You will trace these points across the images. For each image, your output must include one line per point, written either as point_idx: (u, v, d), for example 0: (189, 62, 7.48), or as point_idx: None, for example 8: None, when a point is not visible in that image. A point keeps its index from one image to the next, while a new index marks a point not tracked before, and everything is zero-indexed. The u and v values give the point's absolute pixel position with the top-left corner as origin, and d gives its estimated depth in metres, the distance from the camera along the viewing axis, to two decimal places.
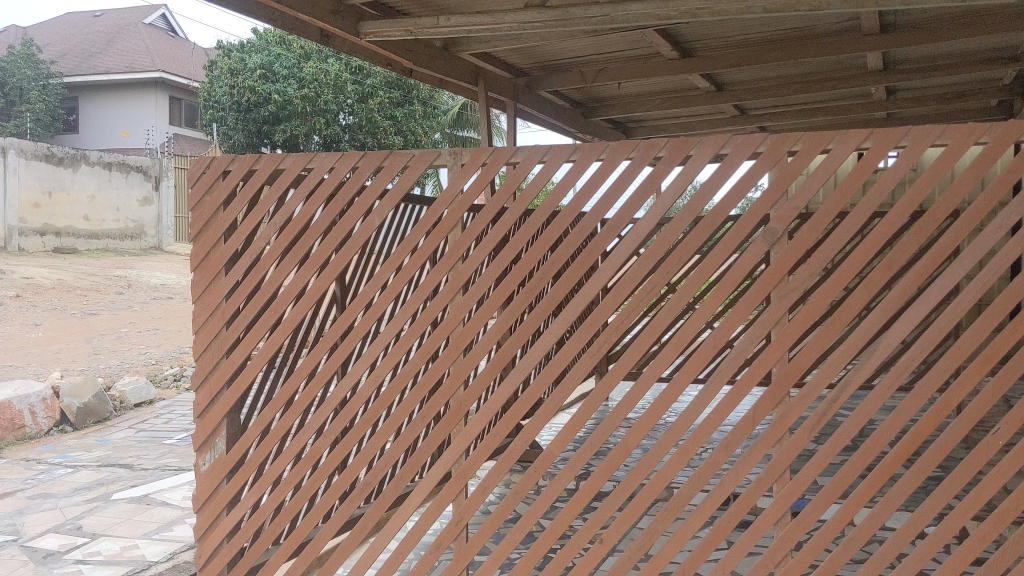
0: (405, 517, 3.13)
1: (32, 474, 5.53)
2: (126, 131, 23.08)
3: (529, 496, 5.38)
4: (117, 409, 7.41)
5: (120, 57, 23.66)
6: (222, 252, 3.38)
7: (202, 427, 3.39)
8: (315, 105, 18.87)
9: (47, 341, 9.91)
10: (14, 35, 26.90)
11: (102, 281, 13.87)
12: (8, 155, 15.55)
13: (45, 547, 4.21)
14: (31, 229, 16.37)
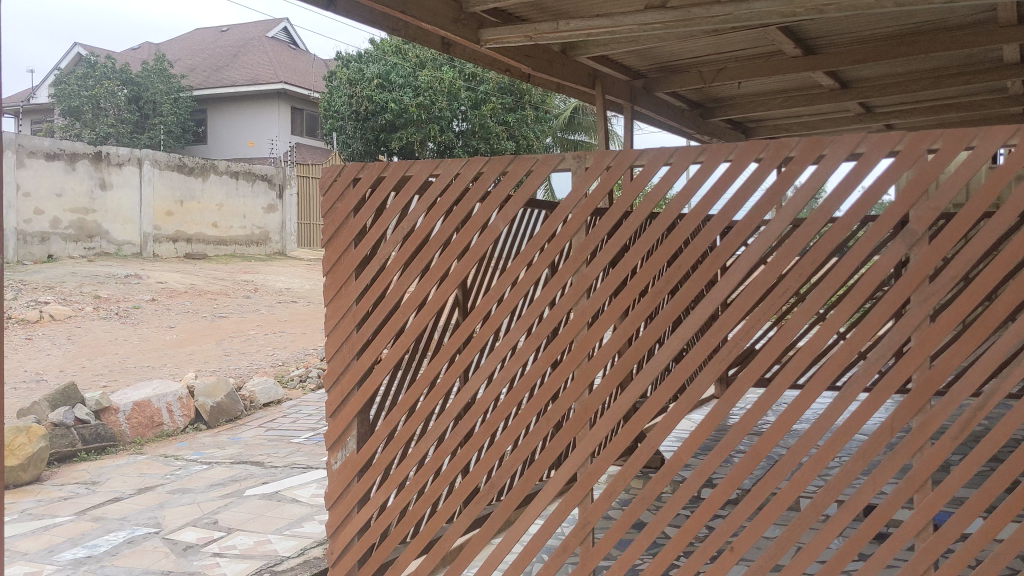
0: (532, 519, 3.11)
1: (172, 470, 5.79)
2: (251, 141, 24.01)
3: (654, 504, 5.36)
4: (247, 409, 7.67)
5: (245, 70, 24.59)
6: (353, 257, 3.46)
7: (334, 426, 3.48)
8: (430, 112, 19.27)
9: (181, 343, 10.38)
10: (148, 51, 28.33)
11: (231, 285, 14.50)
12: (143, 166, 16.42)
13: (184, 539, 4.41)
14: (164, 236, 17.23)
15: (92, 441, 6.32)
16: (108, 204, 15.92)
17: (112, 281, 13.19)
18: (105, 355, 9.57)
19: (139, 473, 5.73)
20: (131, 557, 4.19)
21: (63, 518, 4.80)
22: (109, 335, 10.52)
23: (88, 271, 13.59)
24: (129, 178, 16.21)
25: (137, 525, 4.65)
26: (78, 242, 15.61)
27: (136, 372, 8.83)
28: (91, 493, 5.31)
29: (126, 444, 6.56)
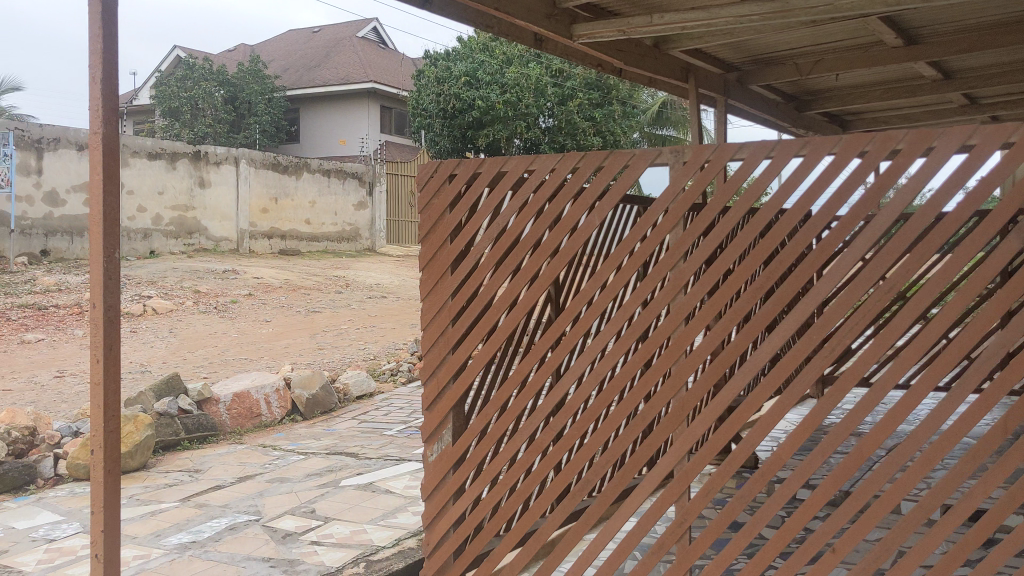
0: (627, 516, 3.10)
1: (270, 459, 5.96)
2: (342, 139, 24.46)
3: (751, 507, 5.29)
4: (341, 401, 7.84)
5: (336, 70, 25.06)
6: (448, 252, 3.51)
7: (430, 419, 3.54)
8: (516, 109, 19.42)
9: (276, 337, 10.66)
10: (243, 52, 29.10)
11: (324, 280, 14.84)
12: (239, 164, 16.95)
13: (283, 527, 4.53)
14: (260, 233, 17.71)
15: (195, 430, 6.55)
16: (206, 201, 16.48)
17: (211, 276, 13.63)
18: (205, 348, 9.90)
19: (240, 462, 5.92)
20: (233, 543, 4.33)
21: (169, 504, 4.98)
22: (208, 328, 10.88)
23: (188, 266, 14.08)
24: (226, 176, 16.76)
25: (239, 512, 4.80)
26: (178, 238, 16.15)
27: (234, 364, 9.11)
28: (195, 480, 5.50)
29: (227, 433, 6.77)
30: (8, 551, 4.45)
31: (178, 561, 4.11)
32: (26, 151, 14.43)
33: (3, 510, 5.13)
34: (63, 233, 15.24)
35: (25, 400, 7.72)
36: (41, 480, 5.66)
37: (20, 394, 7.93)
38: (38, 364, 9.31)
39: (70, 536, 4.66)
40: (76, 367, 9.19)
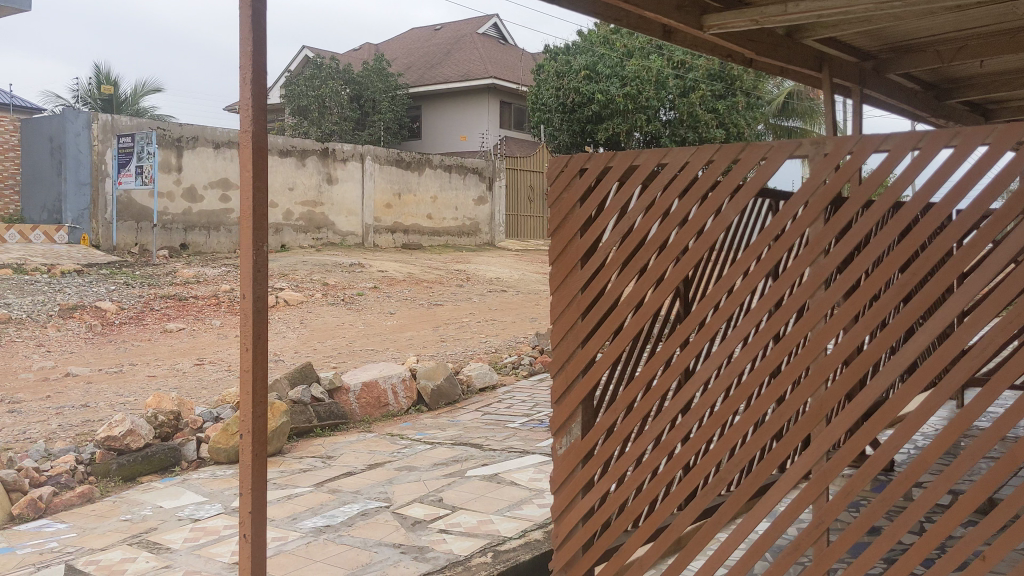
0: (761, 516, 3.04)
1: (398, 448, 6.10)
2: (464, 135, 24.81)
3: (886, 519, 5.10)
4: (465, 393, 7.96)
5: (458, 66, 25.38)
6: (578, 247, 3.50)
7: (559, 413, 3.56)
8: (637, 102, 19.34)
9: (401, 329, 10.90)
10: (368, 51, 29.84)
11: (445, 274, 15.10)
12: (364, 161, 17.48)
13: (413, 515, 4.64)
14: (384, 227, 18.16)
15: (326, 418, 6.79)
16: (334, 197, 17.03)
17: (339, 269, 14.07)
18: (334, 339, 10.21)
19: (369, 450, 6.09)
20: (366, 529, 4.46)
21: (303, 488, 5.17)
22: (337, 320, 11.22)
23: (317, 260, 14.56)
24: (353, 172, 17.30)
25: (370, 499, 4.95)
26: (307, 232, 16.70)
27: (362, 355, 9.36)
28: (327, 466, 5.70)
29: (356, 422, 6.98)
30: (157, 529, 4.70)
31: (313, 544, 4.26)
32: (168, 150, 15.24)
33: (151, 490, 5.44)
34: (202, 228, 15.98)
35: (169, 386, 8.15)
36: (185, 463, 5.97)
37: (164, 381, 8.38)
38: (180, 352, 9.81)
39: (213, 516, 4.90)
40: (214, 356, 9.63)
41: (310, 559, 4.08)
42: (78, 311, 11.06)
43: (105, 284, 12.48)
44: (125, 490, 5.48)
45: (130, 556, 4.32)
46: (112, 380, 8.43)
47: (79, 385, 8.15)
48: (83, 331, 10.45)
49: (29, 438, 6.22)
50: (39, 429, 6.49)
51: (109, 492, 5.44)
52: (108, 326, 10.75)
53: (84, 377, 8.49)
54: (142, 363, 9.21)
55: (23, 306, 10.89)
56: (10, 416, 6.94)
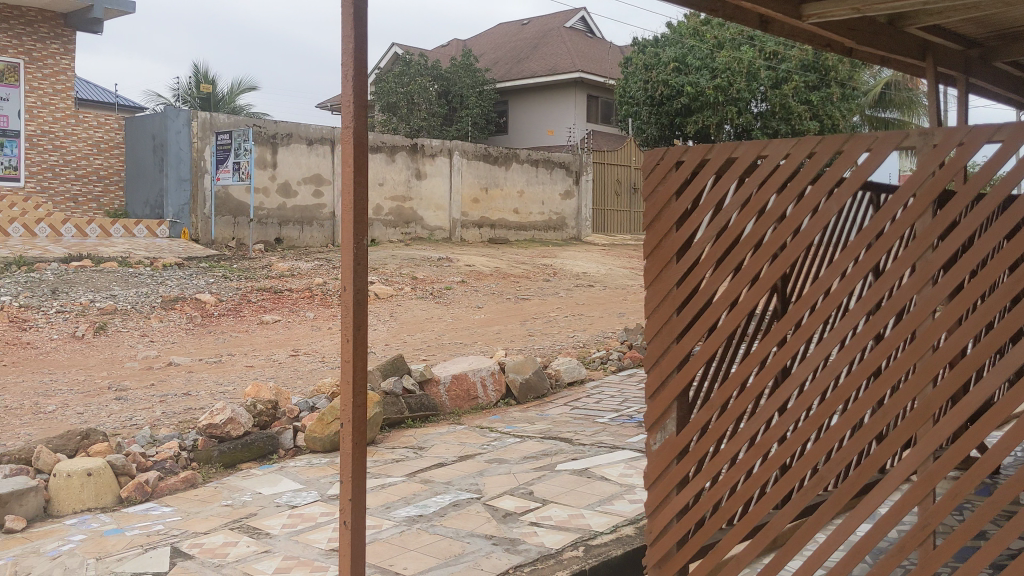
0: (863, 516, 2.96)
1: (488, 441, 6.15)
2: (550, 130, 24.80)
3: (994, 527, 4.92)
4: (553, 387, 7.97)
5: (544, 60, 25.35)
6: (674, 241, 3.47)
7: (654, 408, 3.53)
8: (727, 94, 19.09)
9: (489, 323, 10.98)
10: (456, 47, 30.05)
11: (532, 268, 15.14)
12: (452, 156, 17.67)
13: (504, 507, 4.68)
14: (471, 222, 18.30)
15: (417, 409, 6.89)
16: (422, 192, 17.25)
17: (427, 264, 14.25)
18: (423, 332, 10.34)
19: (460, 441, 6.15)
20: (458, 520, 4.52)
21: (396, 478, 5.26)
22: (425, 314, 11.36)
23: (406, 254, 14.80)
24: (441, 167, 17.51)
25: (461, 490, 5.00)
26: (397, 227, 16.95)
27: (451, 348, 9.45)
28: (419, 457, 5.78)
29: (446, 414, 7.07)
30: (257, 515, 4.85)
31: (407, 533, 4.34)
32: (263, 146, 15.67)
33: (250, 477, 5.62)
34: (296, 222, 16.37)
35: (266, 376, 8.39)
36: (282, 451, 6.14)
37: (261, 371, 8.63)
38: (276, 343, 10.08)
39: (309, 503, 5.02)
40: (308, 347, 9.87)
41: (404, 548, 4.15)
42: (180, 303, 11.46)
43: (204, 277, 12.89)
44: (226, 476, 5.67)
45: (232, 540, 4.46)
46: (212, 369, 8.71)
47: (181, 374, 8.45)
48: (184, 322, 10.83)
49: (136, 425, 6.48)
50: (145, 416, 6.75)
51: (211, 478, 5.64)
52: (207, 317, 11.11)
53: (185, 366, 8.79)
54: (239, 354, 9.50)
55: (129, 298, 11.33)
56: (118, 403, 7.24)
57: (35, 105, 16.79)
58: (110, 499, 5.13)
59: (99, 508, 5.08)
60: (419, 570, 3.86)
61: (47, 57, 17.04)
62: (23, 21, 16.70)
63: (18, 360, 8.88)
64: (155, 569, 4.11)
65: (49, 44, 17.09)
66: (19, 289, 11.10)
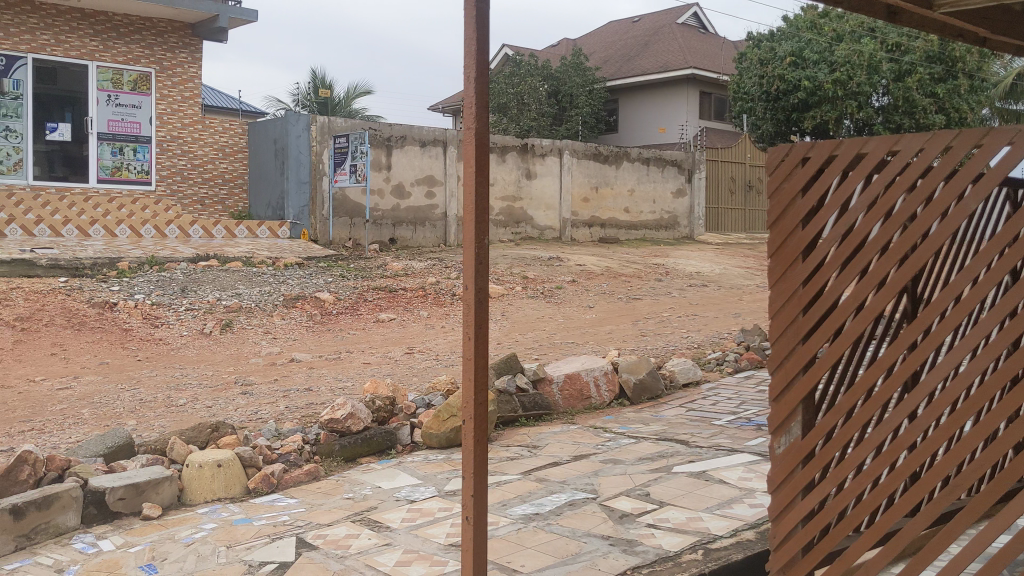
0: (999, 528, 2.81)
1: (603, 441, 6.12)
2: (662, 127, 24.51)
3: None
4: (668, 388, 7.88)
5: (656, 57, 25.07)
6: (799, 239, 3.38)
7: (779, 410, 3.45)
8: (847, 88, 18.61)
9: (600, 322, 10.93)
10: (566, 47, 30.05)
11: (644, 268, 14.99)
12: (563, 155, 17.69)
13: (621, 508, 4.65)
14: (581, 221, 18.28)
15: (531, 408, 6.92)
16: (533, 192, 17.35)
17: (538, 263, 14.32)
18: (535, 331, 10.37)
19: (574, 441, 6.15)
20: (574, 519, 4.52)
21: (512, 476, 5.30)
22: (537, 313, 11.40)
23: (518, 254, 14.91)
24: (551, 167, 17.55)
25: (577, 489, 5.00)
26: (507, 227, 17.08)
27: (563, 347, 9.46)
28: (533, 455, 5.81)
29: (560, 413, 7.09)
30: (377, 508, 4.96)
31: (524, 531, 4.36)
32: (378, 148, 16.07)
33: (370, 471, 5.76)
34: (409, 223, 16.69)
35: (383, 373, 8.58)
36: (400, 446, 6.28)
37: (377, 368, 8.82)
38: (392, 341, 10.29)
39: (427, 498, 5.11)
40: (422, 345, 10.04)
41: (521, 545, 4.17)
42: (300, 301, 11.82)
43: (322, 276, 13.25)
44: (347, 470, 5.83)
45: (354, 532, 4.58)
46: (331, 366, 8.95)
47: (302, 370, 8.72)
48: (304, 319, 11.17)
49: (261, 419, 6.72)
50: (269, 410, 7.00)
51: (332, 472, 5.80)
52: (326, 315, 11.43)
53: (306, 363, 9.07)
54: (357, 351, 9.74)
55: (252, 296, 11.76)
56: (244, 398, 7.52)
57: (165, 112, 17.45)
58: (239, 490, 5.35)
59: (229, 498, 5.29)
60: (536, 569, 3.88)
61: (176, 65, 17.58)
62: (154, 32, 17.22)
63: (151, 355, 9.33)
64: (281, 558, 4.26)
65: (178, 52, 17.60)
66: (151, 288, 11.65)
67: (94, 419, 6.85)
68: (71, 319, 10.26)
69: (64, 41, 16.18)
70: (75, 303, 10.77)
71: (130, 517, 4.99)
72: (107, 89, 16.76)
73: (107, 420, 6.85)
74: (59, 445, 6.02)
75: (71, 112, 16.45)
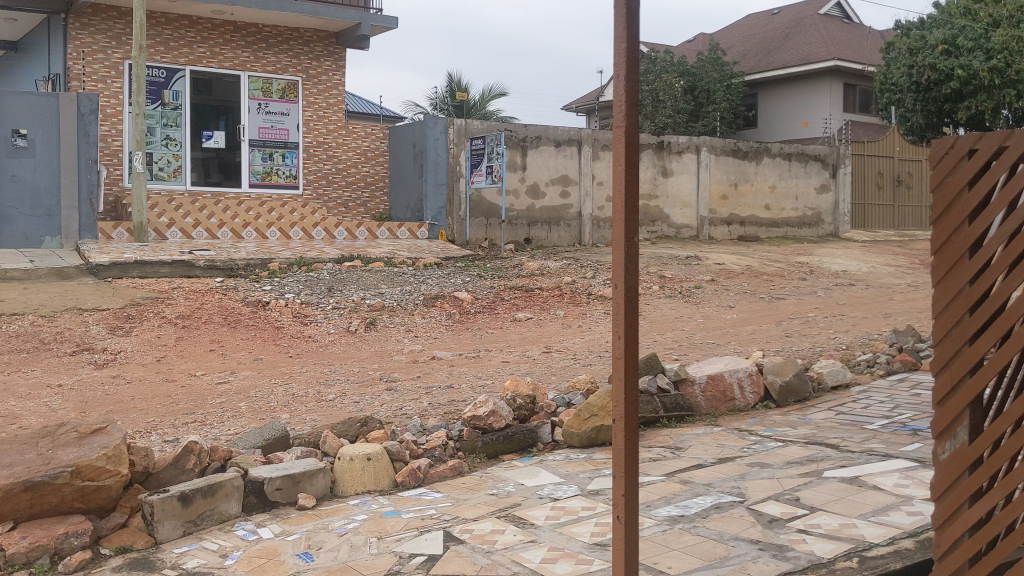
0: None
1: (748, 443, 5.99)
2: (805, 121, 23.79)
3: None
4: (816, 390, 7.64)
5: (797, 50, 24.36)
6: (966, 236, 3.21)
7: (943, 414, 3.30)
8: (1004, 76, 17.62)
9: (742, 323, 10.68)
10: (703, 42, 29.59)
11: (786, 267, 14.55)
12: (700, 153, 17.39)
13: (770, 512, 4.55)
14: (720, 219, 17.95)
15: (673, 409, 6.84)
16: (669, 190, 17.13)
17: (676, 262, 14.14)
18: (674, 331, 10.24)
19: (718, 443, 6.04)
20: (721, 522, 4.45)
21: (655, 477, 5.25)
22: (676, 313, 11.25)
23: (655, 252, 14.76)
24: (687, 164, 17.30)
25: (723, 492, 4.91)
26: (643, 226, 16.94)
27: (703, 348, 9.31)
28: (677, 456, 5.74)
29: (703, 415, 6.98)
30: (521, 505, 5.02)
31: (669, 532, 4.32)
32: (514, 149, 16.23)
33: (512, 468, 5.82)
34: (544, 222, 16.79)
35: (521, 371, 8.65)
36: (541, 444, 6.33)
37: (516, 366, 8.91)
38: (530, 340, 10.36)
39: (571, 496, 5.12)
40: (560, 344, 10.07)
41: (667, 547, 4.13)
42: (439, 300, 12.06)
43: (460, 276, 13.48)
44: (489, 466, 5.91)
45: (500, 528, 4.64)
46: (471, 364, 9.10)
47: (444, 368, 8.90)
48: (444, 318, 11.40)
49: (405, 414, 6.89)
50: (413, 406, 7.18)
51: (476, 467, 5.89)
52: (465, 314, 11.62)
53: (447, 360, 9.25)
54: (496, 350, 9.86)
55: (394, 295, 12.08)
56: (389, 393, 7.74)
57: (311, 118, 18.16)
58: (387, 483, 5.51)
59: (378, 491, 5.46)
60: (685, 570, 3.84)
61: (322, 73, 18.24)
62: (301, 41, 17.94)
63: (301, 352, 9.71)
64: (430, 551, 4.36)
65: (323, 61, 18.24)
66: (300, 287, 12.13)
67: (250, 412, 7.20)
68: (228, 316, 10.82)
69: (219, 53, 17.05)
70: (230, 302, 11.35)
71: (287, 507, 5.21)
72: (257, 98, 17.55)
73: (262, 413, 7.18)
74: (220, 437, 6.36)
75: (225, 120, 17.24)
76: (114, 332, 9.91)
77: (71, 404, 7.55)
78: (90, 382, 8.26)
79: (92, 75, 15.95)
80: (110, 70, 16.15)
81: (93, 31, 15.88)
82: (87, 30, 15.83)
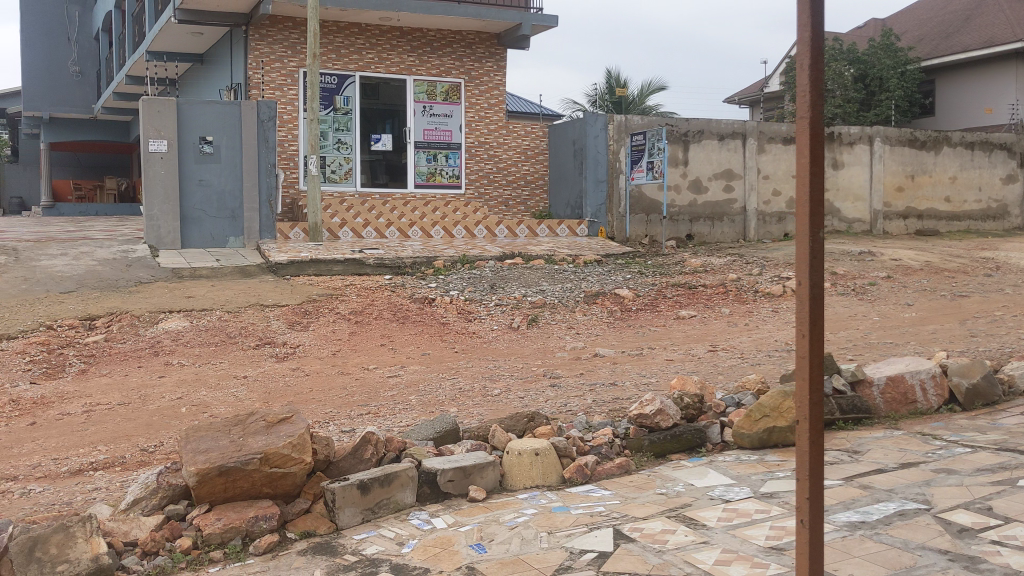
0: None
1: (933, 449, 5.69)
2: (988, 108, 22.35)
3: None
4: (1006, 394, 7.17)
5: (980, 31, 22.91)
6: None
7: None
8: None
9: (921, 322, 10.14)
10: (874, 27, 28.30)
11: (970, 263, 13.68)
12: (874, 143, 16.61)
13: (959, 521, 4.30)
14: (895, 213, 17.10)
15: (849, 411, 6.57)
16: (839, 183, 16.46)
17: (849, 258, 13.55)
18: (847, 330, 9.83)
19: (899, 447, 5.76)
20: (905, 529, 4.24)
21: (833, 481, 5.06)
22: (848, 311, 10.80)
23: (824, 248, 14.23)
24: (860, 156, 16.57)
25: (907, 499, 4.68)
26: None
27: (879, 348, 8.90)
28: (855, 460, 5.51)
29: (882, 418, 6.68)
30: (691, 506, 4.95)
31: (850, 538, 4.16)
32: (675, 145, 16.01)
33: (680, 467, 5.75)
34: (706, 218, 16.51)
35: (686, 370, 8.53)
36: (710, 444, 6.23)
37: (681, 364, 8.79)
38: (694, 338, 10.21)
39: (742, 499, 5.01)
40: (726, 343, 9.86)
41: (848, 553, 3.98)
42: (600, 297, 12.05)
43: (622, 273, 13.43)
44: (657, 465, 5.86)
45: (670, 527, 4.60)
46: (635, 361, 9.05)
47: (607, 365, 8.89)
48: (605, 315, 11.39)
49: (571, 410, 6.93)
50: (578, 402, 7.21)
51: (643, 466, 5.86)
52: (626, 312, 11.57)
53: (610, 358, 9.23)
54: (659, 348, 9.77)
55: (556, 292, 12.16)
56: (553, 390, 7.80)
57: (474, 119, 18.54)
58: (555, 479, 5.55)
59: (546, 486, 5.51)
60: None
61: (483, 74, 18.57)
62: (464, 44, 18.34)
63: (466, 347, 9.95)
64: (600, 548, 4.37)
65: (485, 62, 18.56)
66: (464, 284, 12.40)
67: (421, 405, 7.42)
68: (397, 312, 11.20)
69: (386, 58, 17.64)
70: (399, 298, 11.74)
71: (458, 498, 5.36)
72: (422, 100, 18.06)
73: (432, 406, 7.39)
74: (394, 429, 6.60)
75: (391, 123, 17.83)
76: (292, 326, 10.45)
77: (256, 394, 8.01)
78: (272, 373, 8.75)
79: (270, 84, 16.85)
80: (286, 78, 17.00)
81: (271, 41, 16.78)
82: (265, 41, 16.75)
